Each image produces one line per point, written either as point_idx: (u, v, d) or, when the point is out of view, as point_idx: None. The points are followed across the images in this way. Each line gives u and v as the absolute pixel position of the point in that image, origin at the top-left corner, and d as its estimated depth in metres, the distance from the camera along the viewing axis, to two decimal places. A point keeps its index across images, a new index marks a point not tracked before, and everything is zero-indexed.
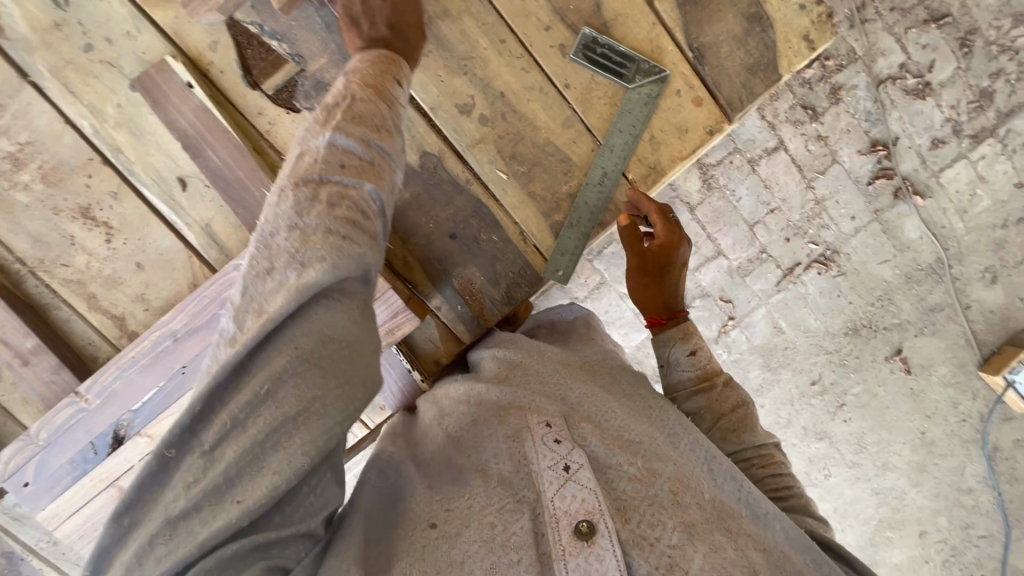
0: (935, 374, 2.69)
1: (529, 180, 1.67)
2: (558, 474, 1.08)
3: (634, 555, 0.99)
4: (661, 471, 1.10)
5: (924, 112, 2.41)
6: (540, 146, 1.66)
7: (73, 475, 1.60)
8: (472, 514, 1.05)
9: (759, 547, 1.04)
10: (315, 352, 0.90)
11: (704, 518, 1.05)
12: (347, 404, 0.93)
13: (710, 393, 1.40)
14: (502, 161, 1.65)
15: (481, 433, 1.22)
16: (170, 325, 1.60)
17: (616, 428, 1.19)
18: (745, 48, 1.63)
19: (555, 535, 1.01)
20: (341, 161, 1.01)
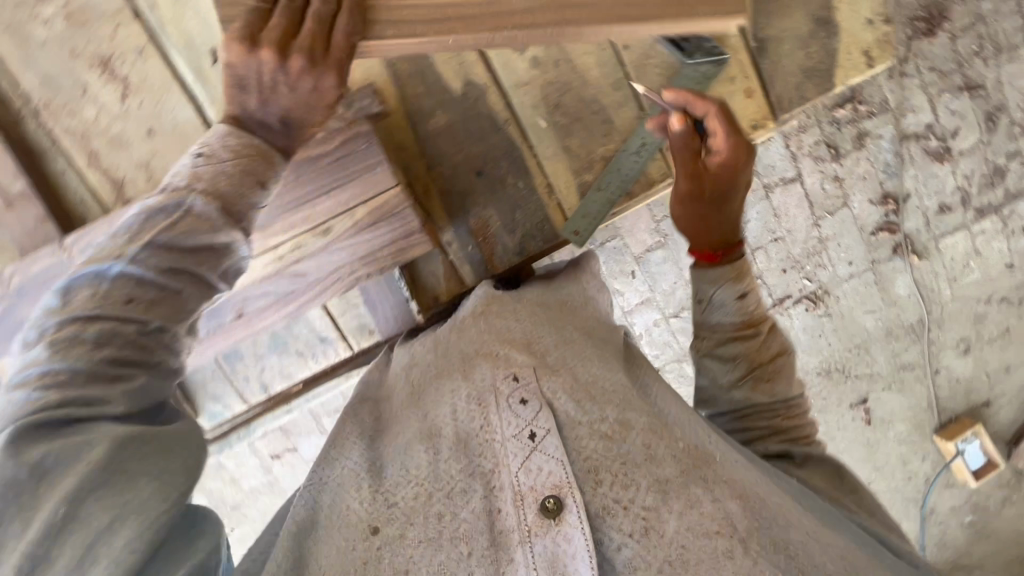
0: (892, 430, 2.77)
1: (567, 135, 1.72)
2: (522, 444, 1.09)
3: (607, 527, 1.00)
4: (632, 423, 1.13)
5: (938, 175, 2.46)
6: (586, 101, 1.73)
7: None
8: (422, 505, 1.08)
9: (738, 497, 1.04)
10: (119, 448, 0.90)
11: (678, 473, 1.06)
12: (168, 485, 0.93)
13: (752, 340, 1.47)
14: (544, 107, 1.72)
15: (445, 391, 1.27)
16: None
17: (590, 381, 1.22)
18: (806, 50, 1.75)
19: (521, 514, 1.02)
20: (179, 247, 1.04)
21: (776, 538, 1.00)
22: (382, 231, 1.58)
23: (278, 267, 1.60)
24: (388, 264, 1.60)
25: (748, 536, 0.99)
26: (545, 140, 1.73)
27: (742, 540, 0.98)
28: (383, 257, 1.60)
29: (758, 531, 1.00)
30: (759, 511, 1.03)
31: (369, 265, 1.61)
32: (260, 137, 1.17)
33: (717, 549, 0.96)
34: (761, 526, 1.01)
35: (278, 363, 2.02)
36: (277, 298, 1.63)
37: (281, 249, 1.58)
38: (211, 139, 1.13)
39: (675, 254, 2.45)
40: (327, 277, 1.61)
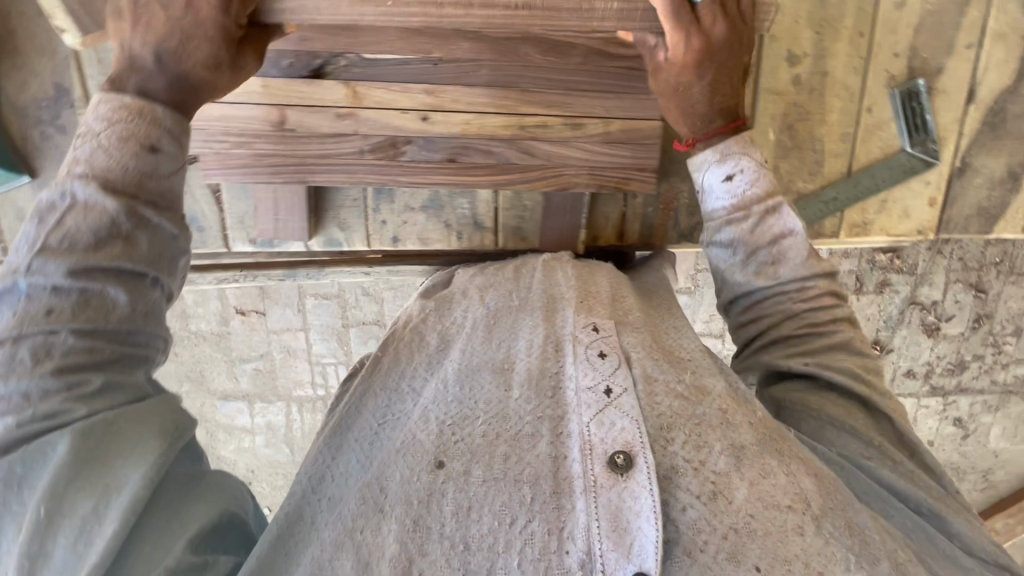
0: None
1: (783, 156, 1.75)
2: (599, 397, 1.07)
3: (677, 490, 0.99)
4: (709, 388, 1.13)
5: (921, 345, 2.77)
6: (813, 137, 1.75)
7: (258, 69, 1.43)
8: (491, 442, 1.06)
9: (811, 475, 1.04)
10: (88, 447, 0.92)
11: (754, 442, 1.06)
12: (135, 452, 0.95)
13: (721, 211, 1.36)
14: (779, 123, 1.73)
15: (523, 330, 1.25)
16: None
17: (668, 351, 1.21)
18: (992, 190, 1.81)
19: (590, 465, 1.00)
20: (121, 128, 1.02)
21: (845, 516, 1.01)
22: (618, 152, 1.57)
23: (515, 136, 1.54)
24: (610, 186, 1.60)
25: (821, 516, 0.99)
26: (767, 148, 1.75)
27: (814, 518, 0.99)
28: (606, 176, 1.60)
29: (831, 511, 1.01)
30: (834, 492, 1.04)
31: (592, 177, 1.60)
32: (133, 92, 1.05)
33: (786, 525, 0.97)
34: (830, 507, 1.02)
35: (421, 223, 1.75)
36: (495, 165, 1.57)
37: (524, 121, 1.53)
38: (95, 119, 1.03)
39: (694, 306, 2.55)
40: (549, 164, 1.57)
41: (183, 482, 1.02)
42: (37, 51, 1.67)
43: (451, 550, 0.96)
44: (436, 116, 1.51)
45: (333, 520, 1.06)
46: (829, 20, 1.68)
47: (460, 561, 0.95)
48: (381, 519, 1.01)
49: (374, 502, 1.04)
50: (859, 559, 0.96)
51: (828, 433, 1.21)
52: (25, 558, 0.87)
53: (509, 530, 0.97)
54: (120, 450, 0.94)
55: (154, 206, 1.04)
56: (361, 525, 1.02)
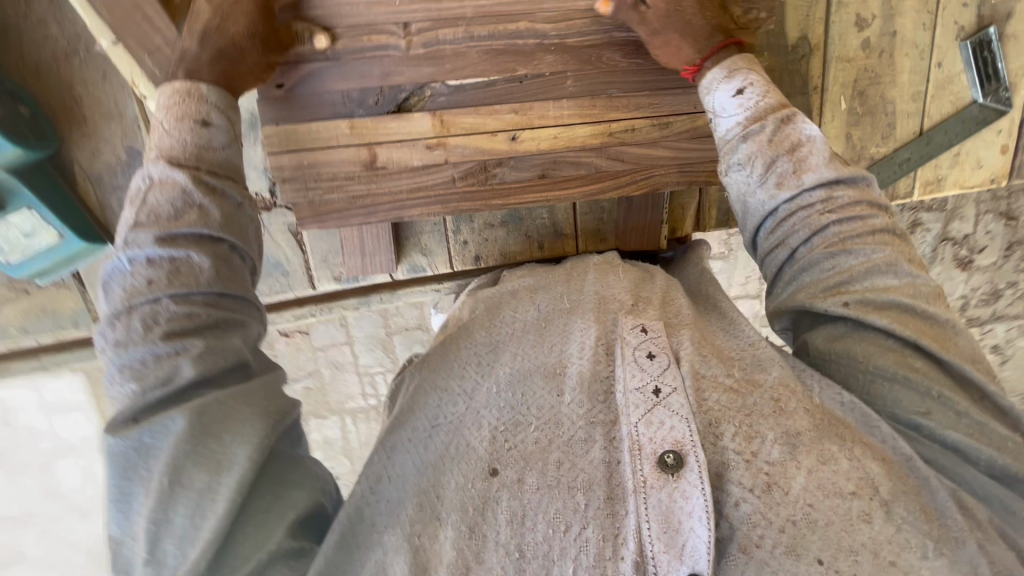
0: None
1: (856, 122, 1.44)
2: (645, 399, 0.82)
3: (730, 487, 0.76)
4: (760, 380, 0.87)
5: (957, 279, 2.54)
6: (885, 99, 1.44)
7: (333, 110, 1.16)
8: (546, 443, 0.82)
9: (875, 458, 0.79)
10: (204, 420, 0.77)
11: (811, 427, 0.81)
12: (243, 430, 0.79)
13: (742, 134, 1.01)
14: (850, 91, 1.43)
15: (570, 336, 0.98)
16: None
17: (727, 352, 0.94)
18: None
19: (632, 464, 0.78)
20: (188, 115, 0.92)
21: (914, 485, 0.78)
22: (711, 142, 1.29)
23: (604, 145, 1.26)
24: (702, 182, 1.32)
25: (891, 501, 0.75)
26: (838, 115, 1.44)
27: (884, 504, 0.75)
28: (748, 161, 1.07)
29: (905, 494, 0.76)
30: (899, 473, 0.79)
31: (682, 174, 1.31)
32: (182, 77, 0.95)
33: (853, 514, 0.74)
34: (897, 478, 0.78)
35: (502, 239, 1.52)
36: (587, 176, 1.28)
37: (614, 126, 1.25)
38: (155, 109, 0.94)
39: (728, 270, 2.51)
40: (639, 170, 1.29)
41: (290, 460, 0.86)
42: (103, 116, 1.34)
43: (506, 558, 0.75)
44: (524, 134, 1.23)
45: (390, 521, 0.81)
46: None
47: (513, 572, 0.74)
48: (439, 530, 0.78)
49: (431, 507, 0.80)
50: (938, 547, 0.73)
51: (876, 389, 0.88)
52: (151, 525, 0.75)
53: (562, 541, 0.75)
54: (234, 417, 0.79)
55: (217, 177, 0.92)
56: (410, 544, 0.78)
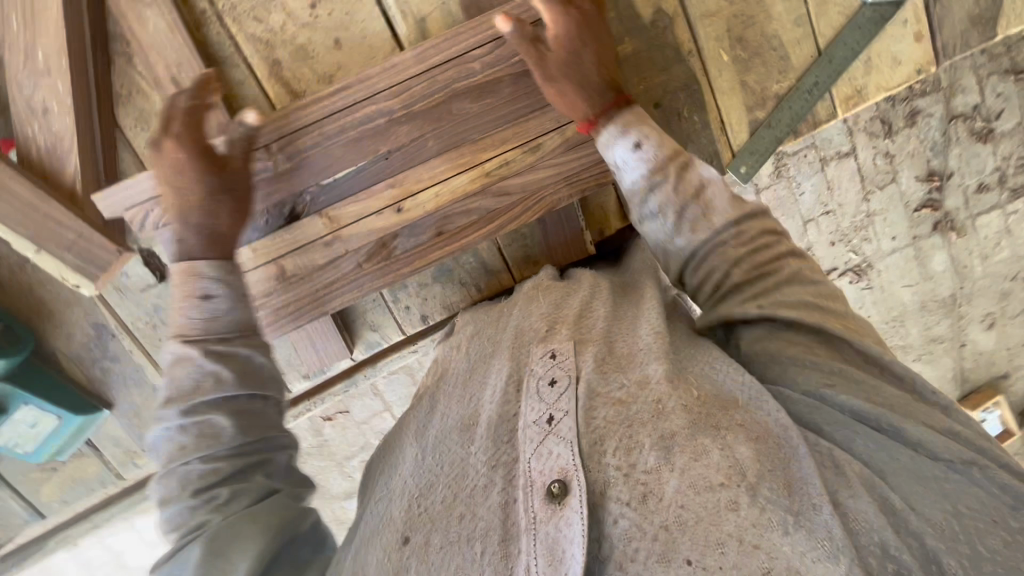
0: None
1: (745, 69, 1.04)
2: (536, 434, 0.67)
3: (608, 505, 0.59)
4: (654, 378, 0.69)
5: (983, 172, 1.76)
6: (767, 36, 1.03)
7: None
8: (446, 507, 0.68)
9: (749, 440, 0.61)
10: (216, 530, 0.60)
11: (688, 424, 0.63)
12: (244, 533, 0.60)
13: (647, 194, 0.79)
14: (726, 43, 1.02)
15: (486, 377, 0.83)
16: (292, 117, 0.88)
17: (628, 351, 0.76)
18: None
19: (520, 503, 0.63)
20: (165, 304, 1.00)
21: (795, 477, 0.59)
22: None
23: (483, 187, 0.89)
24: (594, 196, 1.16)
25: (762, 489, 0.57)
26: (722, 72, 1.03)
27: (752, 487, 0.57)
28: (586, 173, 0.90)
29: (769, 469, 0.59)
30: (774, 451, 0.61)
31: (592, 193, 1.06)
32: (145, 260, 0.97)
33: (716, 507, 0.56)
34: (772, 463, 0.60)
35: None
36: None
37: (485, 162, 0.88)
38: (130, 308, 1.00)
39: None
40: (528, 195, 0.89)
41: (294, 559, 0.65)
42: None
43: None
44: None
45: None
46: None
47: None
48: None
49: None
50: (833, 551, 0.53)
51: (779, 372, 0.70)
52: None
53: None
54: (241, 540, 0.60)
55: None
56: None
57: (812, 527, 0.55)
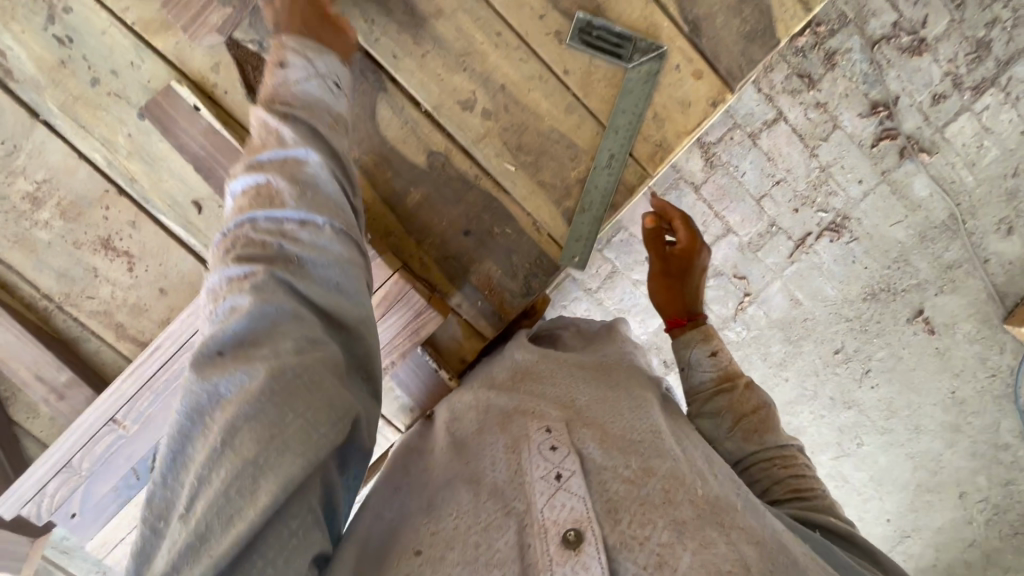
0: (960, 333, 1.79)
1: (538, 167, 1.05)
2: (547, 487, 0.63)
3: (623, 561, 0.58)
4: (657, 467, 0.65)
5: (920, 70, 1.59)
6: (544, 134, 1.04)
7: (120, 507, 0.97)
8: (459, 532, 0.62)
9: (752, 541, 0.61)
10: (273, 387, 0.54)
11: (696, 516, 0.62)
12: (309, 429, 0.54)
13: (714, 398, 0.88)
14: (507, 154, 1.04)
15: (484, 444, 0.71)
16: (112, 393, 0.93)
17: (616, 431, 0.70)
18: (741, 14, 1.03)
19: (537, 546, 0.59)
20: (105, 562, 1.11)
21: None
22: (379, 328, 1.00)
23: None
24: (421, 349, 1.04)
25: None
26: (516, 182, 1.05)
27: None
28: (403, 340, 1.01)
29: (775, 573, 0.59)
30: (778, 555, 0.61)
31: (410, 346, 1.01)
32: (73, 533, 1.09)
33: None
34: (777, 568, 0.60)
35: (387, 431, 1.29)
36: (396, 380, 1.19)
37: None
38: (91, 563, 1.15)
39: None
40: None
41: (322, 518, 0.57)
42: None
43: None
44: None
45: None
46: (444, 33, 1.00)
47: None
48: None
49: None
50: None
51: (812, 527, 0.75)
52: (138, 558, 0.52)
53: None
54: (307, 404, 0.55)
55: None
56: None
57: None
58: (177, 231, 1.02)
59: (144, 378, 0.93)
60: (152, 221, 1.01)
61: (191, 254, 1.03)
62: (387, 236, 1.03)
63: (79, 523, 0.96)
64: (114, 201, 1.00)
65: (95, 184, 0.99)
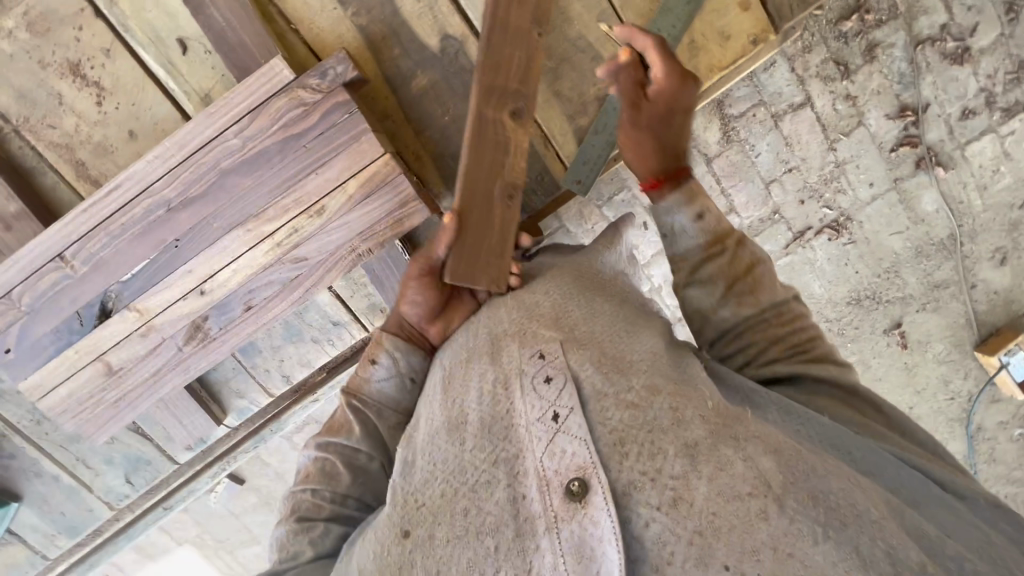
0: (930, 352, 1.61)
1: (558, 75, 0.99)
2: (544, 431, 0.57)
3: (635, 505, 0.52)
4: (662, 384, 0.57)
5: (957, 79, 1.31)
6: (570, 41, 0.98)
7: (58, 348, 0.91)
8: (445, 502, 0.58)
9: (770, 450, 0.53)
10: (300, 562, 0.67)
11: (708, 434, 0.53)
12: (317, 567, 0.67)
13: (702, 265, 0.72)
14: None
15: (470, 374, 0.65)
16: (64, 226, 0.87)
17: (619, 352, 0.61)
18: None
19: (535, 498, 0.55)
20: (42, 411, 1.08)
21: (825, 491, 0.50)
22: (347, 213, 0.88)
23: None
24: (388, 241, 0.90)
25: (788, 498, 0.50)
26: None
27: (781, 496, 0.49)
28: (379, 228, 0.89)
29: (795, 483, 0.50)
30: (797, 461, 0.52)
31: (377, 243, 0.90)
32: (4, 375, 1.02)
33: (748, 517, 0.49)
34: (800, 478, 0.51)
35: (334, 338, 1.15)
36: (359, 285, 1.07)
37: None
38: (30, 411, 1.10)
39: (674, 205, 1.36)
40: (325, 257, 0.90)
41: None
42: None
43: None
44: None
45: None
46: None
47: None
48: None
49: None
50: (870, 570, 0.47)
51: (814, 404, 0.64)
52: None
53: None
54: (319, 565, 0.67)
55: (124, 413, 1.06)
56: None
57: (843, 535, 0.48)
58: (155, 71, 0.93)
59: (100, 215, 0.87)
60: (127, 52, 0.91)
61: (169, 100, 0.94)
62: (384, 119, 0.97)
63: (15, 360, 0.91)
64: (88, 23, 0.90)
65: (69, 0, 0.89)
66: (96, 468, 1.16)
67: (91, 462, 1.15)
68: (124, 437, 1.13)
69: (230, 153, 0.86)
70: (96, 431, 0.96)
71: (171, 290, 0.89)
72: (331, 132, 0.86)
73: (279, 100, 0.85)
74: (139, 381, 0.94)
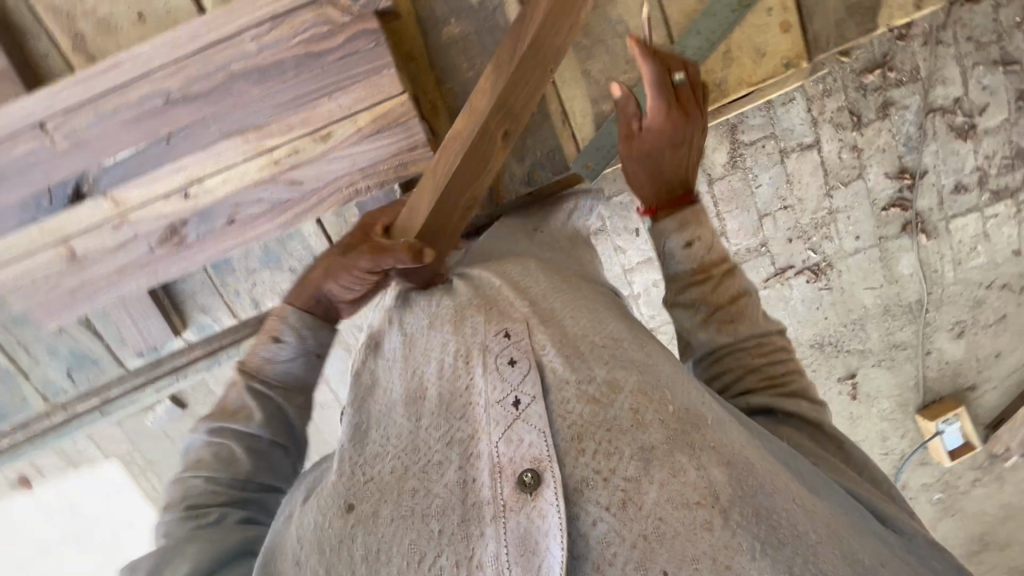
0: (875, 408, 1.67)
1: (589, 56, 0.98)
2: (504, 414, 0.55)
3: (585, 502, 0.49)
4: (625, 382, 0.55)
5: (958, 154, 1.34)
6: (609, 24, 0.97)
7: (24, 223, 0.86)
8: (393, 481, 0.56)
9: (724, 462, 0.50)
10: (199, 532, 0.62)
11: (666, 439, 0.51)
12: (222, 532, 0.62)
13: (685, 289, 0.74)
14: None
15: (433, 344, 0.64)
16: (51, 95, 0.82)
17: (585, 337, 0.60)
18: None
19: (486, 487, 0.52)
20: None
21: (768, 508, 0.48)
22: (352, 145, 0.86)
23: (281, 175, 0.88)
24: (388, 181, 0.87)
25: (733, 511, 0.48)
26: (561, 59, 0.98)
27: (726, 509, 0.47)
28: (382, 166, 0.86)
29: (742, 498, 0.48)
30: (749, 475, 0.50)
31: (377, 181, 0.87)
32: None
33: (692, 525, 0.47)
34: (748, 492, 0.49)
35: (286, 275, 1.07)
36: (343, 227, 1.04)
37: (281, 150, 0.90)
38: None
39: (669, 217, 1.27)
40: (321, 186, 0.87)
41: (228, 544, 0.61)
42: None
43: None
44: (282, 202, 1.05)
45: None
46: None
47: None
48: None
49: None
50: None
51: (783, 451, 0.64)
52: None
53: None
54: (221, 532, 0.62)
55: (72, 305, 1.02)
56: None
57: (780, 554, 0.46)
58: None
59: (90, 91, 0.82)
60: None
61: None
62: (409, 60, 0.95)
63: None
64: None
65: None
66: (38, 357, 1.11)
67: (33, 350, 1.10)
68: (72, 330, 1.08)
69: (243, 57, 0.82)
70: (45, 316, 0.92)
71: (154, 186, 0.85)
72: (352, 59, 0.83)
73: (306, 13, 0.81)
74: (102, 273, 0.89)
